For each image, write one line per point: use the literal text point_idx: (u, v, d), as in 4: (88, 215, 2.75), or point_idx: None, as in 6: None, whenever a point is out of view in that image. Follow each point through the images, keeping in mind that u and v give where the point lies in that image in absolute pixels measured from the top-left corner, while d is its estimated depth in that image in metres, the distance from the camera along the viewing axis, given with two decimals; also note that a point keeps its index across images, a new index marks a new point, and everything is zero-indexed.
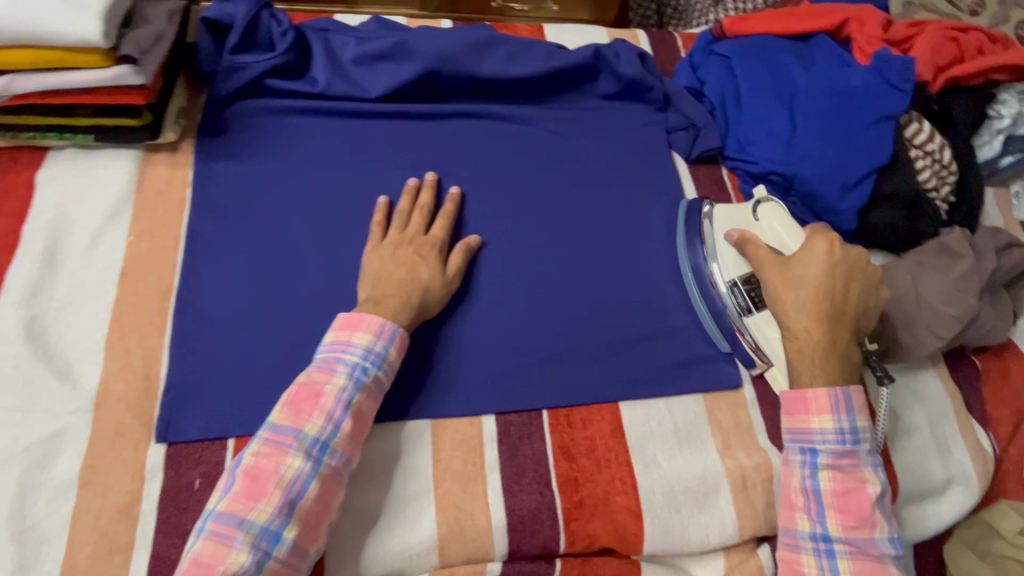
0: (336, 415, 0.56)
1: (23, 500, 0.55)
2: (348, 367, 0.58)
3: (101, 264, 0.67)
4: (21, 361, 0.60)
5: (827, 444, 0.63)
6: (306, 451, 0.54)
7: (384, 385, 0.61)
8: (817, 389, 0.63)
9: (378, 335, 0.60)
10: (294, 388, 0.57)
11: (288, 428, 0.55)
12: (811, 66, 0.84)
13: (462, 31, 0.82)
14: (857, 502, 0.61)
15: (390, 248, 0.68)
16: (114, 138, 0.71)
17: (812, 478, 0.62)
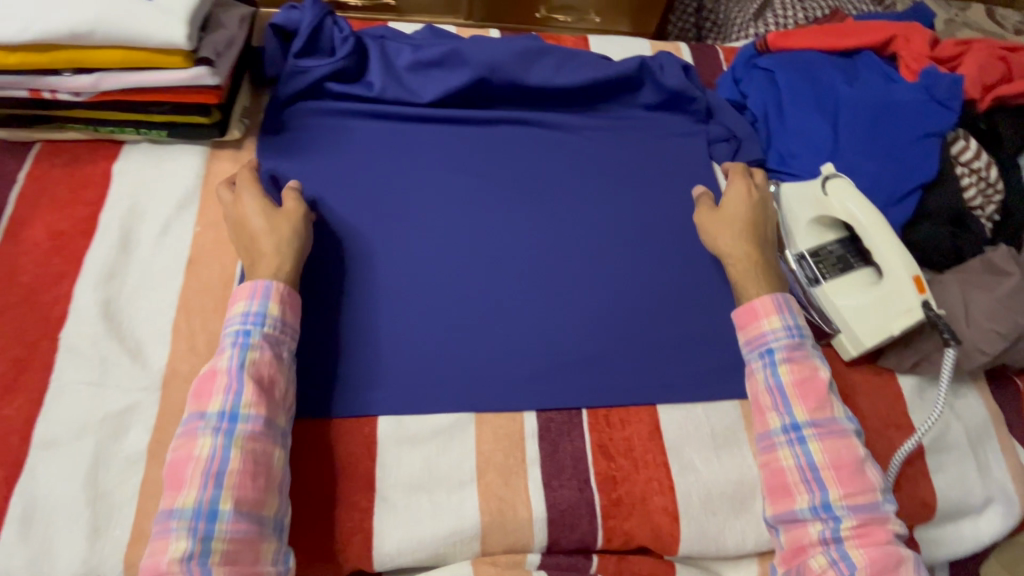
0: (234, 385, 0.57)
1: (97, 469, 0.58)
2: (232, 336, 0.60)
3: (170, 251, 0.71)
4: (97, 339, 0.64)
5: (779, 341, 0.66)
6: (214, 426, 0.56)
7: (278, 338, 0.62)
8: (760, 296, 0.68)
9: (251, 295, 0.62)
10: (197, 378, 0.59)
11: (194, 413, 0.57)
12: (856, 82, 0.85)
13: (512, 40, 0.85)
14: (814, 385, 0.64)
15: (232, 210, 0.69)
16: (185, 134, 0.75)
17: (773, 375, 0.65)
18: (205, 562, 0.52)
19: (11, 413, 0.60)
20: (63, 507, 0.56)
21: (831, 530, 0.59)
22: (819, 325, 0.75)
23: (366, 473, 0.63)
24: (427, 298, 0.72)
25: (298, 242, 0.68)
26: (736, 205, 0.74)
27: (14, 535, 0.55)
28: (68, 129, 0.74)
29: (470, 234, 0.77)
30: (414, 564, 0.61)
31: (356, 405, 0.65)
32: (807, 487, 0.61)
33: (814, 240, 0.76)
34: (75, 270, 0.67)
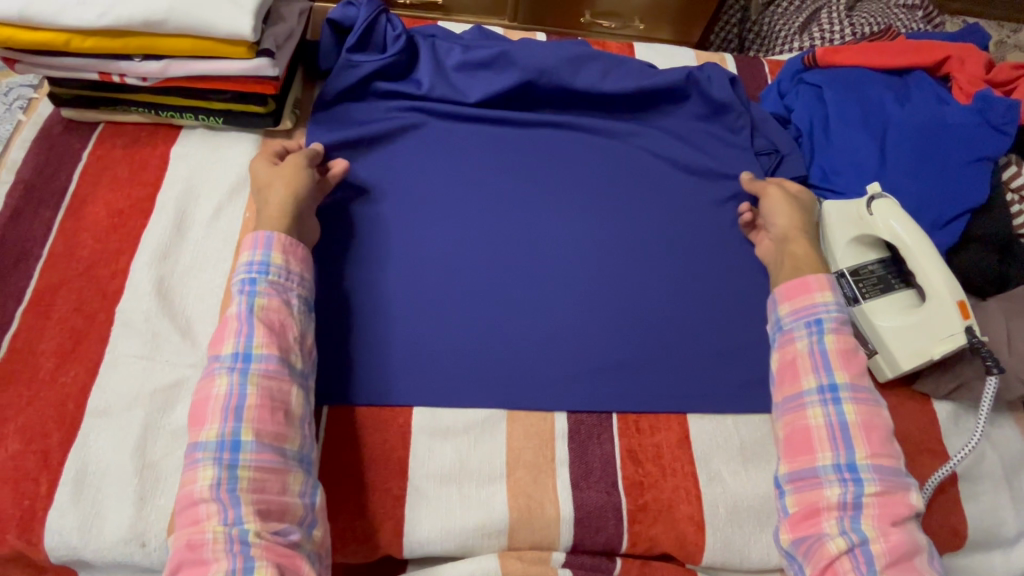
0: (245, 328, 0.60)
1: (145, 440, 0.61)
2: (239, 285, 0.63)
3: (221, 234, 0.73)
4: (151, 314, 0.67)
5: (830, 313, 0.67)
6: (229, 366, 0.58)
7: (286, 283, 0.64)
8: (817, 274, 0.70)
9: (254, 243, 0.64)
10: (214, 328, 0.62)
11: (211, 357, 0.60)
12: (905, 102, 0.84)
13: (560, 45, 0.86)
14: (857, 359, 0.66)
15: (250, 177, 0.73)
16: (241, 121, 0.77)
17: (819, 341, 0.66)
18: (232, 489, 0.54)
19: (68, 381, 0.62)
20: (113, 474, 0.59)
21: (851, 494, 0.60)
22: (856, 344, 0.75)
23: (400, 462, 0.64)
24: (465, 294, 0.73)
25: (296, 181, 0.70)
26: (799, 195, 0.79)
27: (67, 498, 0.57)
28: (131, 112, 0.77)
29: (509, 234, 0.78)
30: (443, 553, 0.62)
31: (393, 395, 0.67)
32: (833, 445, 0.62)
33: (856, 259, 0.76)
34: (132, 248, 0.70)
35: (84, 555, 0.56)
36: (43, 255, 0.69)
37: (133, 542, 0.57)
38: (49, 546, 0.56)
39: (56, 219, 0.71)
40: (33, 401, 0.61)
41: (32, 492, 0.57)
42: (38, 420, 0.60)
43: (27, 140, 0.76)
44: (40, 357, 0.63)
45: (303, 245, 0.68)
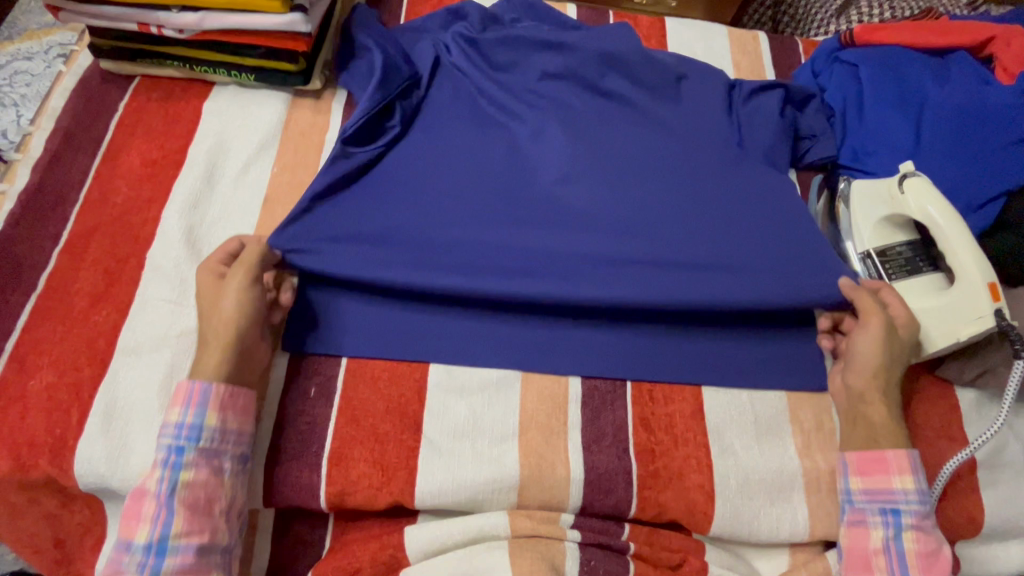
0: (161, 515, 0.55)
1: (170, 379, 0.62)
2: (162, 452, 0.57)
3: (249, 188, 0.74)
4: (179, 261, 0.68)
5: (911, 505, 0.61)
6: (140, 561, 0.54)
7: (218, 448, 0.58)
8: (896, 450, 0.63)
9: (184, 403, 0.58)
10: (127, 498, 0.57)
11: (122, 541, 0.55)
12: (945, 81, 0.82)
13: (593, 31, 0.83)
14: (937, 564, 0.60)
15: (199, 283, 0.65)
16: (271, 79, 0.79)
17: (896, 538, 0.61)
18: None
19: (99, 320, 0.64)
20: (140, 410, 0.61)
21: None
22: None
23: (415, 416, 0.65)
24: None
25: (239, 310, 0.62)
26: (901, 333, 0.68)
27: (96, 429, 0.60)
28: (166, 67, 0.79)
29: None
30: (453, 506, 0.63)
31: (410, 351, 0.68)
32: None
33: (885, 239, 0.74)
34: (163, 198, 0.72)
35: (110, 484, 0.59)
36: (79, 200, 0.71)
37: None
38: (78, 473, 0.58)
39: (93, 166, 0.73)
40: (66, 338, 0.63)
41: (64, 420, 0.60)
42: (70, 355, 0.62)
43: (67, 89, 0.78)
44: (73, 296, 0.65)
45: (244, 390, 0.61)
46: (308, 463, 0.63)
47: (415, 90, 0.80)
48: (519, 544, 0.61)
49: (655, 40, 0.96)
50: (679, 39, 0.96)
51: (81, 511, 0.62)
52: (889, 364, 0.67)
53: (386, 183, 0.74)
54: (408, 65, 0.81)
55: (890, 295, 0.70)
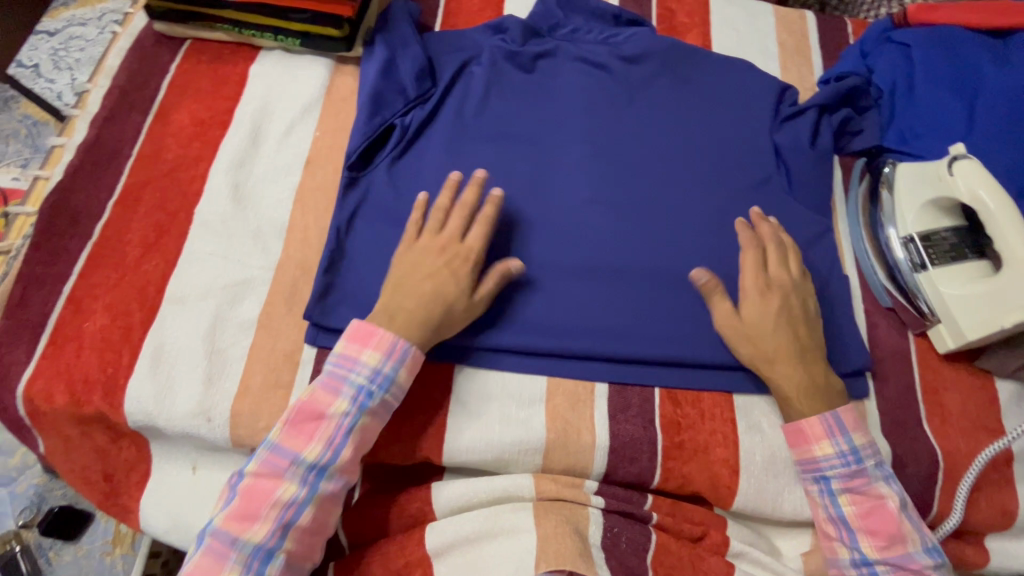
0: (336, 442, 0.58)
1: (215, 328, 0.65)
2: (354, 388, 0.59)
3: (292, 150, 0.76)
4: (226, 216, 0.71)
5: (835, 469, 0.62)
6: (301, 475, 0.57)
7: (394, 404, 0.61)
8: (808, 417, 0.63)
9: (387, 353, 0.60)
10: (299, 406, 0.59)
11: (286, 452, 0.58)
12: (1004, 63, 0.79)
13: (634, 33, 0.87)
14: (882, 521, 0.61)
15: (422, 252, 0.65)
16: (315, 44, 0.80)
17: (833, 505, 0.63)
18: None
19: (149, 269, 0.67)
20: (185, 355, 0.64)
21: None
22: (914, 313, 0.73)
23: (445, 376, 0.66)
24: (519, 224, 0.73)
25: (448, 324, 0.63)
26: (752, 318, 0.66)
27: (145, 370, 0.63)
28: (214, 29, 0.81)
29: (564, 174, 0.77)
30: (480, 464, 0.64)
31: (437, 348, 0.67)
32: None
33: (930, 223, 0.72)
34: (210, 156, 0.74)
35: (157, 422, 0.62)
36: (132, 155, 0.74)
37: (200, 416, 0.62)
38: (128, 410, 0.62)
39: (145, 123, 0.76)
40: (119, 284, 0.66)
41: (115, 360, 0.63)
42: (122, 300, 0.65)
43: (123, 49, 0.81)
44: (126, 245, 0.68)
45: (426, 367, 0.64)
46: None
47: (417, 112, 0.77)
48: (543, 506, 0.62)
49: (698, 17, 0.94)
50: (723, 16, 0.95)
51: (128, 448, 0.65)
52: (759, 336, 0.66)
53: (387, 212, 0.72)
54: (413, 83, 0.78)
55: (747, 260, 0.69)
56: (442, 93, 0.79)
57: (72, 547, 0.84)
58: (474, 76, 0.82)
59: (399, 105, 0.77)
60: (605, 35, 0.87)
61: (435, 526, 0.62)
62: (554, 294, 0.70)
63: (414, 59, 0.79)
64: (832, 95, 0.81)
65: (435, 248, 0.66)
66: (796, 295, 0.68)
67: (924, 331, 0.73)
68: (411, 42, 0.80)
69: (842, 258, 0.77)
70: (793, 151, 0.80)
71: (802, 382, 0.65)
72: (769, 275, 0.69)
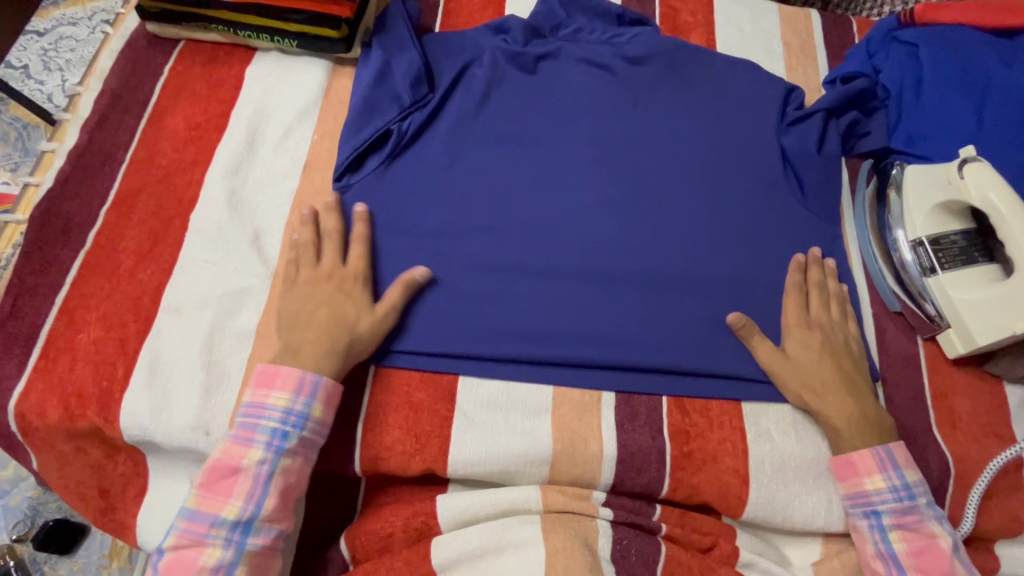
0: (257, 494, 0.57)
1: (212, 339, 0.64)
2: (264, 437, 0.58)
3: (290, 155, 0.75)
4: (222, 223, 0.69)
5: (886, 504, 0.62)
6: (224, 536, 0.57)
7: (316, 440, 0.61)
8: (861, 450, 0.62)
9: (295, 390, 0.59)
10: (210, 466, 0.58)
11: (204, 517, 0.57)
12: (1012, 63, 0.78)
13: (638, 33, 0.85)
14: (935, 560, 0.60)
15: (308, 285, 0.65)
16: (313, 45, 0.78)
17: (883, 542, 0.61)
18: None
19: (144, 278, 0.66)
20: (182, 368, 0.62)
21: None
22: (923, 318, 0.72)
23: (449, 386, 0.65)
24: (522, 230, 0.72)
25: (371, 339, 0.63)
26: (798, 355, 0.67)
27: (141, 383, 0.61)
28: (209, 31, 0.79)
29: (568, 178, 0.75)
30: (485, 476, 0.63)
31: (442, 358, 0.66)
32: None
33: (939, 226, 0.71)
34: (205, 161, 0.72)
35: (154, 437, 0.60)
36: (125, 160, 0.72)
37: (198, 430, 0.60)
38: (123, 424, 0.60)
39: (139, 127, 0.74)
40: (113, 294, 0.64)
41: (110, 373, 0.61)
42: (117, 311, 0.64)
43: (115, 51, 0.79)
44: (120, 253, 0.67)
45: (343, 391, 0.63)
46: (344, 425, 0.64)
47: (415, 116, 0.75)
48: (550, 518, 0.61)
49: (702, 16, 0.93)
50: (727, 15, 0.93)
51: (125, 463, 0.64)
52: (807, 370, 0.66)
53: (387, 219, 0.71)
54: (409, 88, 0.76)
55: (788, 298, 0.70)
56: (441, 98, 0.78)
57: (68, 561, 0.82)
58: (476, 77, 0.80)
59: (398, 109, 0.75)
60: (608, 34, 0.85)
61: (441, 541, 0.61)
62: (559, 302, 0.69)
63: (411, 62, 0.76)
64: (838, 98, 0.80)
65: (317, 279, 0.65)
66: (840, 332, 0.69)
67: (933, 336, 0.72)
68: (409, 44, 0.78)
69: (850, 262, 0.76)
70: (799, 155, 0.79)
71: (854, 415, 0.64)
72: (813, 310, 0.70)
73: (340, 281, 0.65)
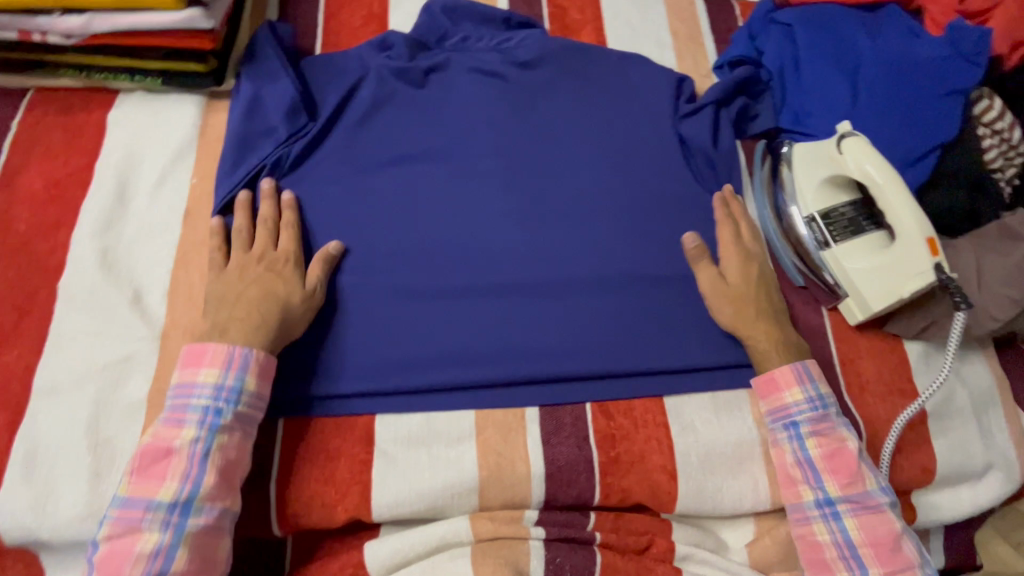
0: (192, 473, 0.54)
1: (97, 417, 0.59)
2: (198, 412, 0.56)
3: (167, 203, 0.70)
4: (95, 287, 0.64)
5: (804, 414, 0.64)
6: (163, 518, 0.53)
7: (252, 416, 0.58)
8: (782, 367, 0.66)
9: (224, 364, 0.58)
10: (142, 451, 0.55)
11: (138, 501, 0.54)
12: (878, 36, 0.81)
13: (527, 36, 0.84)
14: (846, 462, 0.63)
15: (235, 271, 0.64)
16: (179, 83, 0.73)
17: (801, 449, 0.64)
18: None
19: (11, 360, 0.60)
20: (65, 454, 0.57)
21: None
22: (823, 291, 0.75)
23: (366, 427, 0.63)
24: (428, 254, 0.70)
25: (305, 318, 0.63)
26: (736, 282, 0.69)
27: (18, 478, 0.56)
28: (59, 75, 0.72)
29: (469, 193, 0.74)
30: (412, 516, 0.61)
31: (357, 399, 0.63)
32: (846, 565, 0.61)
33: (828, 201, 0.74)
34: (70, 221, 0.67)
35: (40, 534, 0.55)
36: None
37: (90, 519, 0.55)
38: (3, 525, 0.55)
39: None
40: None
41: None
42: None
43: None
44: None
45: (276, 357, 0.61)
46: (257, 485, 0.60)
47: (295, 147, 0.72)
48: (482, 549, 0.60)
49: (590, 12, 0.93)
50: (615, 9, 0.93)
51: (15, 564, 0.58)
52: (743, 296, 0.69)
53: None
54: (283, 122, 0.73)
55: (725, 232, 0.73)
56: (322, 129, 0.74)
57: None
58: (363, 98, 0.77)
59: (270, 147, 0.72)
60: (496, 41, 0.84)
61: None
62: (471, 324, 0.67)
63: (283, 94, 0.73)
64: (724, 89, 0.81)
65: (248, 264, 0.64)
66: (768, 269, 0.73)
67: (834, 307, 0.75)
68: (279, 76, 0.75)
69: (754, 238, 0.78)
70: (695, 144, 0.80)
71: (777, 340, 0.67)
72: (746, 238, 0.73)
73: (269, 263, 0.64)
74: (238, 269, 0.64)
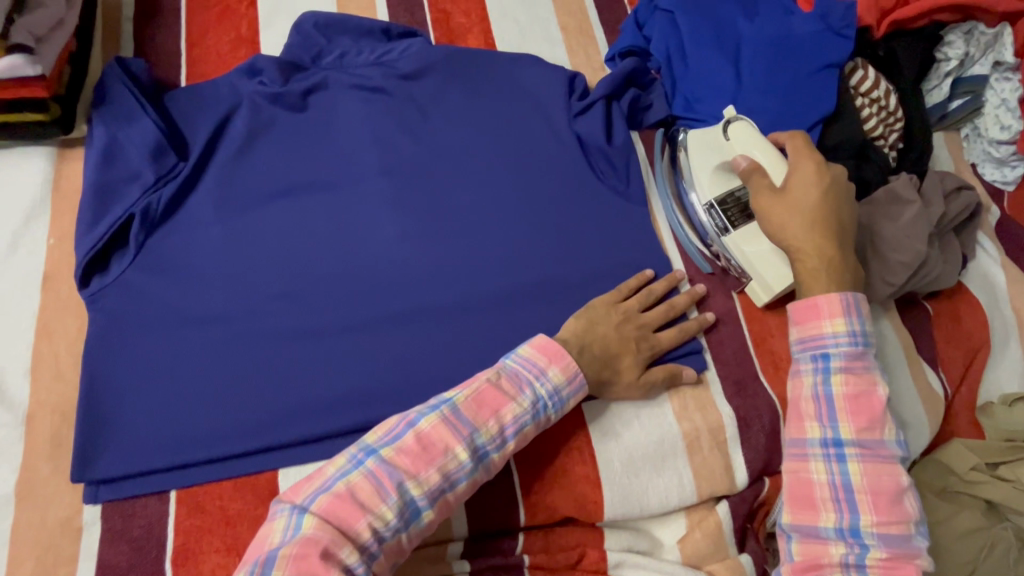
0: (508, 429, 0.57)
1: None
2: (531, 395, 0.59)
3: (20, 271, 0.64)
4: None
5: (840, 347, 0.62)
6: (477, 449, 0.55)
7: (549, 425, 0.60)
8: (827, 294, 0.63)
9: (569, 380, 0.60)
10: (485, 384, 0.57)
11: (468, 420, 0.55)
12: (755, 15, 0.81)
13: (408, 46, 0.80)
14: (869, 404, 0.61)
15: (625, 322, 0.67)
16: (20, 135, 0.66)
17: (824, 384, 0.62)
18: None
19: None
20: None
21: (855, 556, 0.58)
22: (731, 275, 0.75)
23: (269, 484, 0.58)
24: (322, 291, 0.66)
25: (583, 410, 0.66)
26: (803, 192, 0.65)
27: None
28: None
29: (359, 220, 0.70)
30: None
31: (252, 458, 0.59)
32: (836, 506, 0.59)
33: (723, 185, 0.73)
34: None
35: None
36: None
37: None
38: None
39: None
40: None
41: None
42: None
43: None
44: None
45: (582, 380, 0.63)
46: None
47: (164, 191, 0.67)
48: None
49: (476, 14, 0.90)
50: (501, 8, 0.91)
51: None
52: (802, 207, 0.65)
53: (157, 318, 0.63)
54: (149, 164, 0.67)
55: (797, 141, 0.68)
56: (195, 167, 0.69)
57: None
58: (236, 131, 0.72)
59: (138, 191, 0.66)
60: (376, 54, 0.79)
61: None
62: (375, 360, 0.64)
63: (145, 135, 0.67)
64: (613, 82, 0.80)
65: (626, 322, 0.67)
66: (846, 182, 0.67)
67: (742, 290, 0.75)
68: (139, 115, 0.68)
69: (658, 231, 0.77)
70: (591, 141, 0.79)
71: (823, 262, 0.64)
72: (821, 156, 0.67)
73: (643, 340, 0.67)
74: (636, 331, 0.67)
